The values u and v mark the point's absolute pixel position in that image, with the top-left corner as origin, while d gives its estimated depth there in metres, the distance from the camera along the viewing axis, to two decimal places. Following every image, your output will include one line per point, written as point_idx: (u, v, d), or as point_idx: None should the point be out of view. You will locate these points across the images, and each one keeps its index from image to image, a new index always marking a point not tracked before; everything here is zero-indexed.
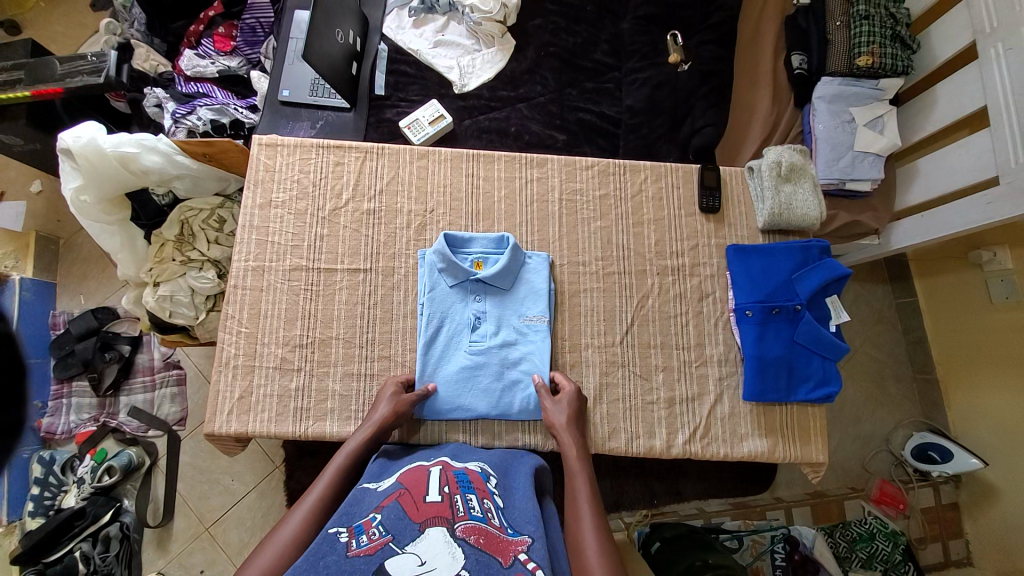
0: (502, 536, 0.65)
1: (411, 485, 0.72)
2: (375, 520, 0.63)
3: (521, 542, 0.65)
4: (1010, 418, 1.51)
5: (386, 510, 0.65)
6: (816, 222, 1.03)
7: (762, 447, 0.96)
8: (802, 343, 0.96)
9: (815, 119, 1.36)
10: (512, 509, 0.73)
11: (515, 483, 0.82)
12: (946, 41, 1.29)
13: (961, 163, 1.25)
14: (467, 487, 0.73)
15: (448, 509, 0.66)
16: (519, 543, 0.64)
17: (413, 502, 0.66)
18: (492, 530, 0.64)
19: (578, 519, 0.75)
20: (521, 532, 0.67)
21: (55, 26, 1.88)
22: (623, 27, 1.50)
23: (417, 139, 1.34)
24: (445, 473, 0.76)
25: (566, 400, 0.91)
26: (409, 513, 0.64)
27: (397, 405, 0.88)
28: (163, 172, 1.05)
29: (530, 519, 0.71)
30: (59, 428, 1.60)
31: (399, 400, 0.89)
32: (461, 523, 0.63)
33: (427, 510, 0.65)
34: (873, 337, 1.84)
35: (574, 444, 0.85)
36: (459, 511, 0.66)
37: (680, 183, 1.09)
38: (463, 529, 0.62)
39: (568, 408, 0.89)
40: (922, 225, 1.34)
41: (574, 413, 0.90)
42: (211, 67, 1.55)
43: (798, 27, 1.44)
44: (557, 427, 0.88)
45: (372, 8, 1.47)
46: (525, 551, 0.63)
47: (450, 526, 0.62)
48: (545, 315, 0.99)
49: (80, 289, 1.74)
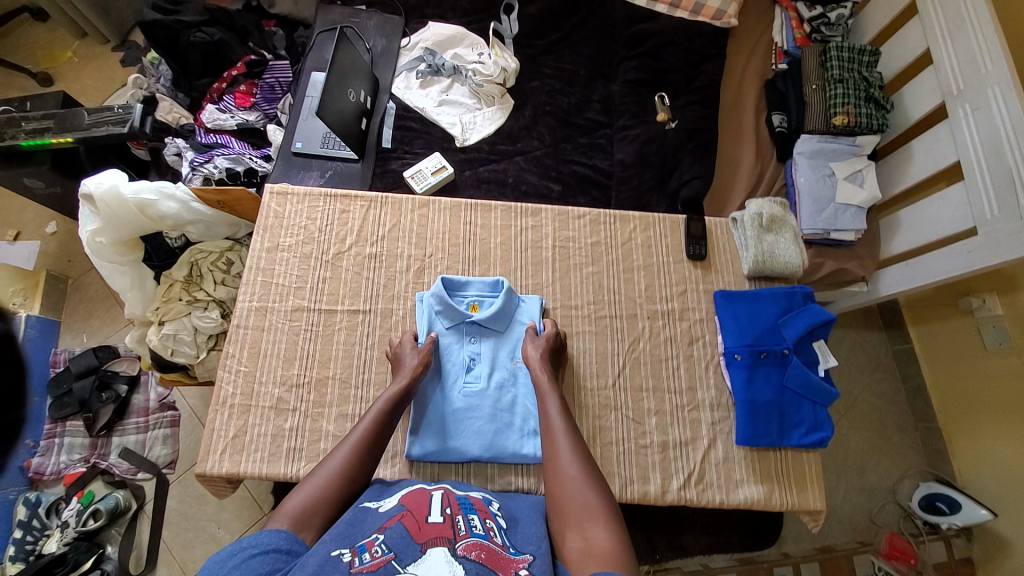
0: (503, 554, 0.66)
1: (413, 505, 0.71)
2: (377, 540, 0.63)
3: (522, 561, 0.65)
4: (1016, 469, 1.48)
5: (389, 530, 0.65)
6: (798, 270, 1.07)
7: (759, 494, 0.95)
8: (792, 387, 0.97)
9: (797, 172, 1.44)
10: (515, 530, 0.72)
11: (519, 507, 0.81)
12: (916, 102, 1.39)
13: (940, 214, 1.32)
14: (468, 508, 0.73)
15: (449, 528, 0.66)
16: (520, 560, 0.64)
17: (416, 522, 0.66)
18: (494, 546, 0.65)
19: (554, 440, 0.84)
20: (523, 551, 0.67)
21: (86, 81, 2.03)
22: (614, 89, 1.62)
23: (420, 188, 1.42)
24: (446, 496, 0.75)
25: (544, 338, 0.99)
26: (411, 532, 0.64)
27: (422, 356, 0.96)
28: (178, 218, 1.10)
29: (532, 541, 0.71)
30: (49, 468, 1.58)
31: (421, 351, 0.97)
32: (461, 541, 0.64)
33: (429, 530, 0.65)
34: (871, 383, 1.84)
35: (544, 375, 0.93)
36: (460, 530, 0.66)
37: (667, 232, 1.15)
38: (464, 547, 0.63)
39: (543, 344, 0.97)
40: (908, 273, 1.38)
41: (550, 350, 0.97)
42: (231, 121, 1.67)
43: (777, 90, 1.56)
44: (530, 360, 0.96)
45: (383, 70, 1.60)
46: (526, 568, 0.64)
47: (451, 545, 0.63)
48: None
49: (83, 328, 1.77)
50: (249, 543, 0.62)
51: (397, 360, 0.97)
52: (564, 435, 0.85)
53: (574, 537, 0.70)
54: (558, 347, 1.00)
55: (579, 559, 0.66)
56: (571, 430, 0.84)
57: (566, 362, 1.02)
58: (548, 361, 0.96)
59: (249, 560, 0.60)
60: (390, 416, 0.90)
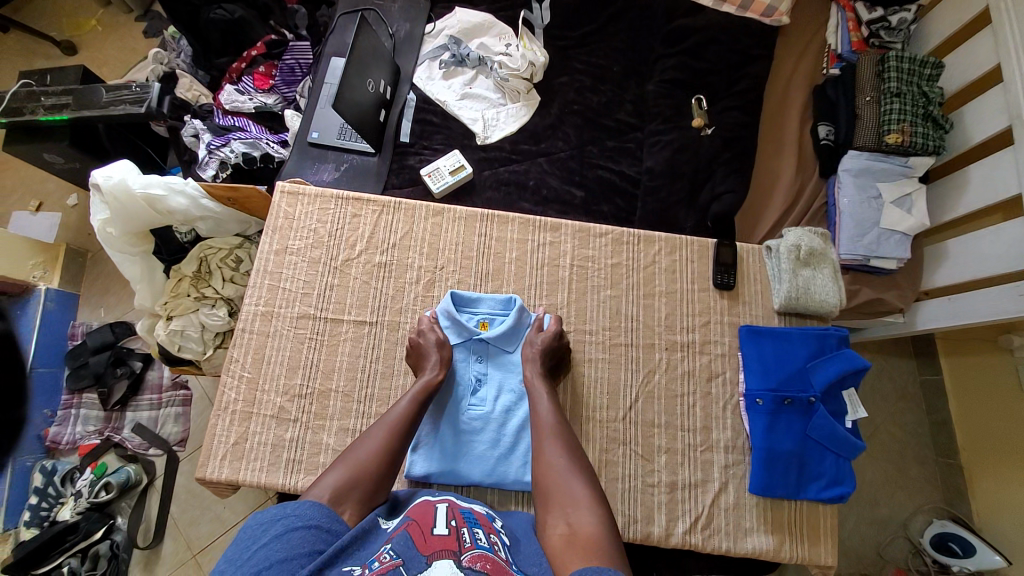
0: (509, 570, 0.62)
1: (418, 517, 0.68)
2: (385, 548, 0.61)
3: None
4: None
5: (396, 539, 0.62)
6: (835, 310, 1.01)
7: (767, 545, 0.91)
8: (815, 438, 0.92)
9: (840, 192, 1.34)
10: (519, 549, 0.69)
11: (518, 526, 0.75)
12: (980, 123, 1.27)
13: (993, 249, 1.21)
14: (473, 521, 0.70)
15: (455, 540, 0.63)
16: None
17: (421, 533, 0.63)
18: (500, 561, 0.62)
19: (540, 432, 0.84)
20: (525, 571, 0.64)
21: (109, 51, 2.00)
22: (648, 89, 1.52)
23: (436, 188, 1.36)
24: (451, 507, 0.72)
25: (545, 335, 0.96)
26: (417, 542, 0.61)
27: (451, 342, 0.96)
28: (187, 213, 1.09)
29: (534, 560, 0.67)
30: (64, 438, 1.62)
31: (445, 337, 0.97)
32: (467, 552, 0.61)
33: (435, 542, 0.62)
34: (895, 413, 1.75)
35: (534, 369, 0.92)
36: (466, 542, 0.63)
37: (695, 256, 1.07)
38: (469, 558, 0.60)
39: (542, 342, 0.95)
40: (951, 309, 1.28)
41: (549, 349, 0.95)
42: (249, 103, 1.62)
43: (827, 97, 1.44)
44: (526, 359, 0.94)
45: (405, 58, 1.53)
46: None
47: (457, 557, 0.60)
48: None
49: (101, 303, 1.79)
50: (293, 513, 0.65)
51: (420, 355, 0.94)
52: (552, 428, 0.84)
53: (557, 522, 0.70)
54: (558, 346, 0.97)
55: (562, 547, 0.66)
56: (558, 422, 0.83)
57: (567, 366, 0.99)
58: (546, 359, 0.94)
59: (291, 533, 0.62)
60: (425, 403, 0.89)
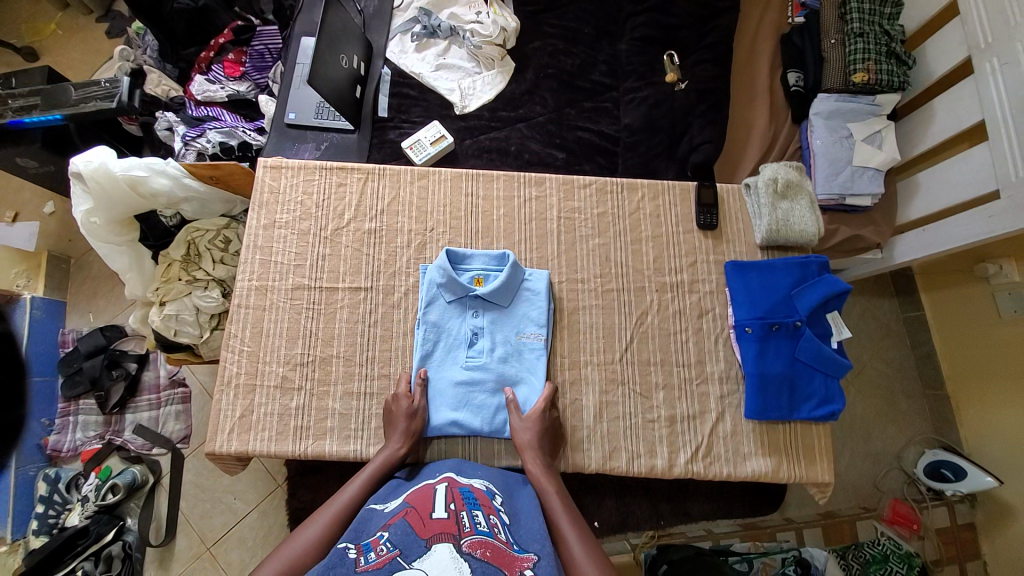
0: (508, 550, 0.66)
1: (417, 503, 0.72)
2: (382, 537, 0.65)
3: (526, 559, 0.66)
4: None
5: (393, 527, 0.66)
6: (814, 239, 1.04)
7: (766, 467, 0.96)
8: (804, 360, 0.96)
9: (812, 134, 1.37)
10: (518, 526, 0.74)
11: (520, 503, 0.82)
12: (941, 56, 1.30)
13: (961, 177, 1.25)
14: (472, 503, 0.74)
15: (454, 525, 0.67)
16: (524, 560, 0.65)
17: (420, 518, 0.67)
18: (499, 545, 0.66)
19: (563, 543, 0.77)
20: (526, 550, 0.68)
21: (72, 53, 1.95)
22: (620, 48, 1.53)
23: (419, 160, 1.37)
24: (450, 490, 0.77)
25: (534, 418, 0.92)
26: (415, 529, 0.65)
27: (412, 423, 0.91)
28: (171, 195, 1.09)
29: (535, 538, 0.72)
30: (66, 446, 1.58)
31: (413, 413, 0.91)
32: (466, 538, 0.64)
33: (433, 526, 0.66)
34: (881, 351, 1.81)
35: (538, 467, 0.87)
36: (465, 527, 0.66)
37: (678, 200, 1.11)
38: (469, 544, 0.63)
39: (535, 428, 0.91)
40: (925, 239, 1.32)
41: (544, 432, 0.91)
42: (221, 92, 1.60)
43: (794, 46, 1.46)
44: (523, 446, 0.90)
45: (376, 33, 1.52)
46: (531, 568, 0.65)
47: (456, 542, 0.63)
48: (543, 333, 1.00)
49: (89, 308, 1.73)
50: None
51: (391, 417, 0.92)
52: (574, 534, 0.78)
53: None
54: (551, 427, 0.93)
55: None
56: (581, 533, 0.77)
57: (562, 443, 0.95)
58: (543, 444, 0.90)
59: None
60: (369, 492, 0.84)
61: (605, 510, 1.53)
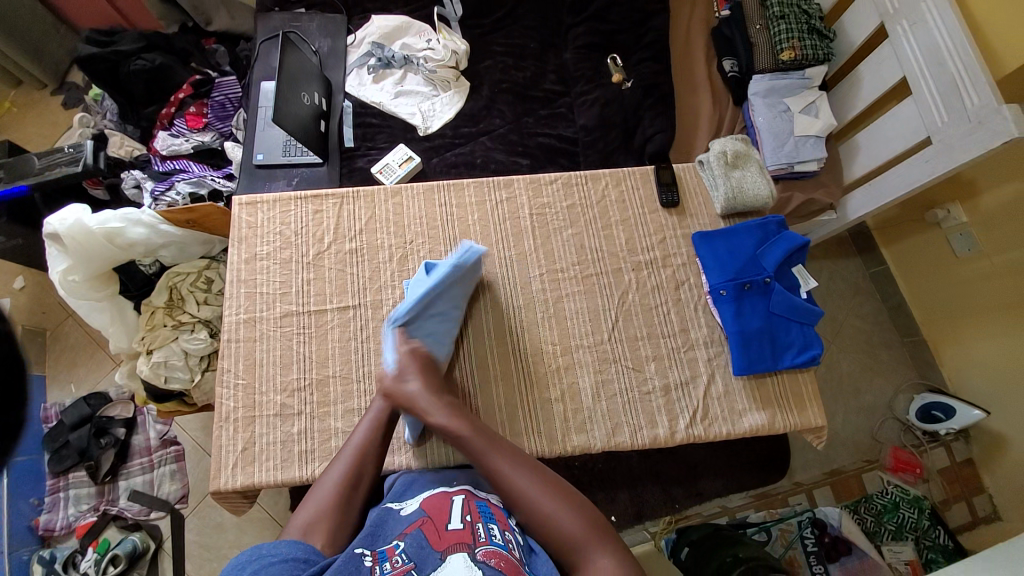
0: (522, 566, 0.68)
1: (434, 512, 0.74)
2: (398, 547, 0.68)
3: None
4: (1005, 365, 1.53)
5: (409, 536, 0.69)
6: (768, 201, 1.13)
7: (762, 420, 1.00)
8: (779, 313, 1.03)
9: (754, 113, 1.47)
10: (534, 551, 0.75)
11: None
12: (857, 27, 1.43)
13: (895, 131, 1.35)
14: (488, 517, 0.76)
15: (470, 535, 0.69)
16: None
17: (436, 530, 0.69)
18: (513, 557, 0.67)
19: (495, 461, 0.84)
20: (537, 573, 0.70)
21: (28, 128, 1.94)
22: (566, 57, 1.63)
23: (390, 182, 1.41)
24: (467, 501, 0.78)
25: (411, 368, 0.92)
26: (431, 540, 0.68)
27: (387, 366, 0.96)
28: (148, 242, 1.14)
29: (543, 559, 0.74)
30: (58, 524, 1.49)
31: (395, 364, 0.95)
32: (481, 547, 0.67)
33: (449, 537, 0.68)
34: (855, 308, 1.88)
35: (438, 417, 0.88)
36: (480, 538, 0.69)
37: (639, 184, 1.18)
38: (483, 553, 0.66)
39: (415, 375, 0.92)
40: (873, 193, 1.41)
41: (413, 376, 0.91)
42: (186, 145, 1.62)
43: (723, 35, 1.57)
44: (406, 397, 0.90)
45: (333, 70, 1.58)
46: None
47: (471, 551, 0.66)
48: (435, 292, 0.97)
49: (69, 378, 1.67)
50: (270, 554, 0.66)
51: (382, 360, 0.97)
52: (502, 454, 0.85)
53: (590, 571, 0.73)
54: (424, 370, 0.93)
55: None
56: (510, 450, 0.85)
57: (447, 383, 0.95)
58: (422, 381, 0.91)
59: (269, 568, 0.64)
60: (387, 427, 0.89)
61: (620, 502, 1.53)
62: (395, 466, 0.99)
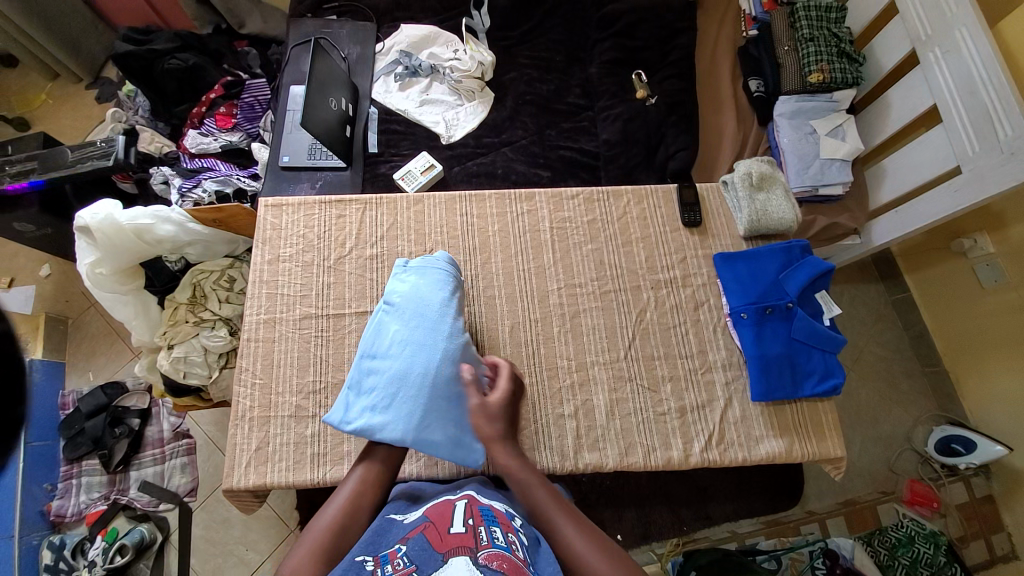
0: (526, 568, 0.66)
1: (435, 517, 0.75)
2: (399, 551, 0.67)
3: None
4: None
5: (411, 541, 0.69)
6: (793, 225, 1.11)
7: (779, 448, 0.98)
8: (800, 339, 1.01)
9: (779, 134, 1.46)
10: (538, 551, 0.75)
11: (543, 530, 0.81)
12: (888, 52, 1.42)
13: (924, 158, 1.33)
14: (492, 520, 0.75)
15: (471, 538, 0.68)
16: None
17: (438, 533, 0.70)
18: (516, 559, 0.66)
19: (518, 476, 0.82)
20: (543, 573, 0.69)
21: (64, 120, 2.00)
22: (591, 72, 1.64)
23: (412, 189, 1.43)
24: (470, 506, 0.78)
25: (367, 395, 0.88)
26: (432, 543, 0.67)
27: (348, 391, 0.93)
28: (175, 239, 1.17)
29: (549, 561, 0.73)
30: (69, 510, 1.51)
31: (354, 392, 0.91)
32: (483, 551, 0.65)
33: (451, 540, 0.68)
34: (875, 335, 1.84)
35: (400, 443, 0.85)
36: (482, 541, 0.68)
37: (661, 202, 1.18)
38: (486, 556, 0.64)
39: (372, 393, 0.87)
40: (899, 219, 1.38)
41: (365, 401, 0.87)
42: (215, 143, 1.67)
43: (752, 56, 1.57)
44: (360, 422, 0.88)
45: (361, 76, 1.60)
46: None
47: (473, 554, 0.64)
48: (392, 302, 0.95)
49: (89, 366, 1.70)
50: None
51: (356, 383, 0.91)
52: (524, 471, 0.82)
53: None
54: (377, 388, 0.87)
55: None
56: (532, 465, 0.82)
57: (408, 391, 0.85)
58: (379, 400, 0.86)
59: None
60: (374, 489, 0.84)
61: (627, 521, 1.51)
62: (404, 475, 0.99)
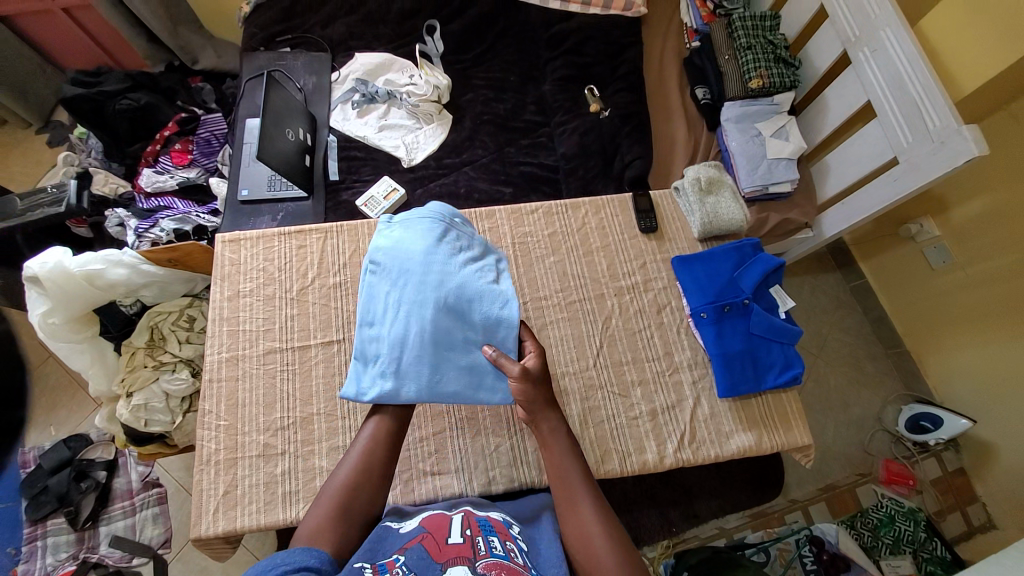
0: (524, 572, 0.68)
1: (433, 528, 0.75)
2: (398, 560, 0.66)
3: None
4: (990, 368, 1.55)
5: (409, 551, 0.69)
6: (743, 224, 1.17)
7: (749, 441, 1.01)
8: (759, 333, 1.05)
9: (727, 138, 1.52)
10: (535, 554, 0.79)
11: (538, 534, 0.85)
12: (822, 55, 1.50)
13: (861, 153, 1.41)
14: (489, 530, 0.76)
15: (469, 548, 0.69)
16: None
17: (436, 543, 0.70)
18: (515, 565, 0.67)
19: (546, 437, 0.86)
20: None
21: (12, 167, 1.94)
22: (545, 89, 1.69)
23: (375, 214, 1.43)
24: (467, 518, 0.79)
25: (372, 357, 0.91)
26: (432, 553, 0.68)
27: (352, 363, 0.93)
28: (129, 283, 1.14)
29: (553, 563, 0.78)
30: (36, 574, 1.40)
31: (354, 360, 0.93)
32: (482, 560, 0.66)
33: (449, 550, 0.69)
34: (838, 322, 1.91)
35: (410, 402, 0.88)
36: (480, 550, 0.69)
37: (618, 211, 1.21)
38: (484, 565, 0.65)
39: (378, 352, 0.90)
40: (846, 211, 1.45)
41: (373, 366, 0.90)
42: (171, 181, 1.63)
43: (696, 65, 1.64)
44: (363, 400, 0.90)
45: (318, 106, 1.61)
46: None
47: (472, 564, 0.65)
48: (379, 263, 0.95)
49: (49, 421, 1.61)
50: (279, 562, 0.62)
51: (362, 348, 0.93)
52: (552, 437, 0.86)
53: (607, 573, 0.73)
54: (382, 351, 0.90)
55: None
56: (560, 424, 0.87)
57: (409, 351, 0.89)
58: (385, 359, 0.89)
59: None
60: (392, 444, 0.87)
61: None
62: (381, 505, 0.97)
